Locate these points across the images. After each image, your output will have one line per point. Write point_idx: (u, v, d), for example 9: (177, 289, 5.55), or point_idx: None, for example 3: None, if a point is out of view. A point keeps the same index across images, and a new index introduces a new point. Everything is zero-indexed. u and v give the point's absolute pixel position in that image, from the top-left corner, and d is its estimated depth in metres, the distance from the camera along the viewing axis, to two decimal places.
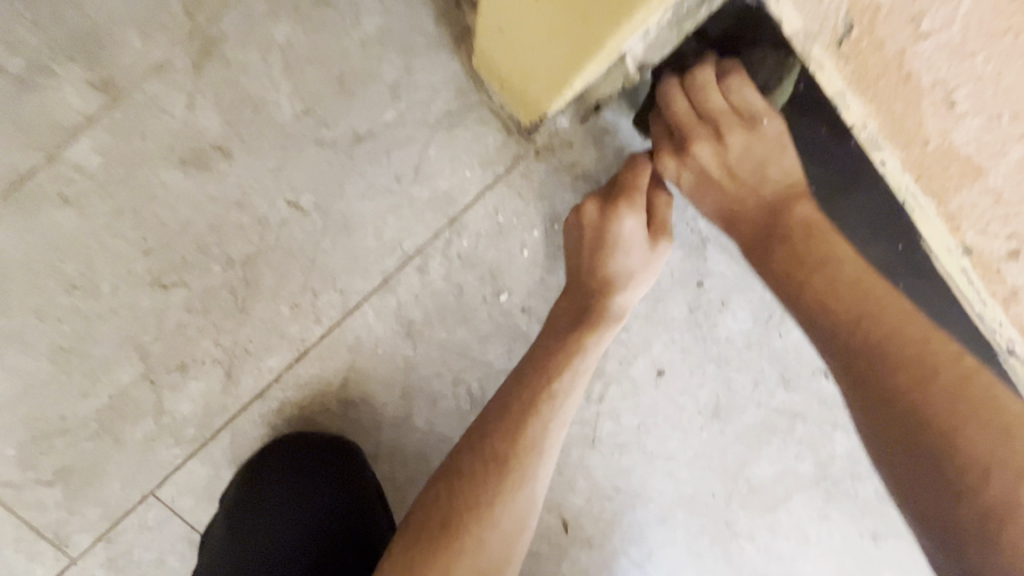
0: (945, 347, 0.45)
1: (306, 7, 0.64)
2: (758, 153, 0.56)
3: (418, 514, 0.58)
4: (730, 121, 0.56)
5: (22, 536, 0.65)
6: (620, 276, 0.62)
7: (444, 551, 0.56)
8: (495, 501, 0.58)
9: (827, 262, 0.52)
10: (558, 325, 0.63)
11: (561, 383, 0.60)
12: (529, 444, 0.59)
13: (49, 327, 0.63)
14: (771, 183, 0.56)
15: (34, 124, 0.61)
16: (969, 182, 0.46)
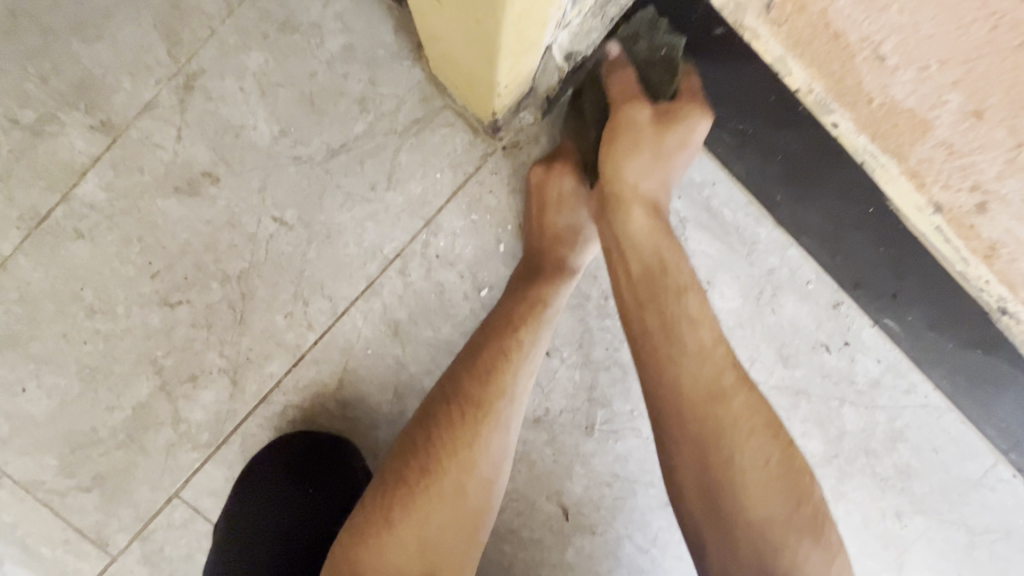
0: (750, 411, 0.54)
1: (274, 35, 0.68)
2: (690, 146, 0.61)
3: (396, 461, 0.59)
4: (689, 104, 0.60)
5: (69, 537, 0.73)
6: (570, 238, 0.67)
7: (421, 493, 0.57)
8: (472, 446, 0.58)
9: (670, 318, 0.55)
10: (520, 280, 0.66)
11: (528, 335, 0.63)
12: (500, 391, 0.60)
13: (76, 348, 0.71)
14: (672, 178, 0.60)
15: (48, 168, 0.69)
16: (921, 137, 0.44)
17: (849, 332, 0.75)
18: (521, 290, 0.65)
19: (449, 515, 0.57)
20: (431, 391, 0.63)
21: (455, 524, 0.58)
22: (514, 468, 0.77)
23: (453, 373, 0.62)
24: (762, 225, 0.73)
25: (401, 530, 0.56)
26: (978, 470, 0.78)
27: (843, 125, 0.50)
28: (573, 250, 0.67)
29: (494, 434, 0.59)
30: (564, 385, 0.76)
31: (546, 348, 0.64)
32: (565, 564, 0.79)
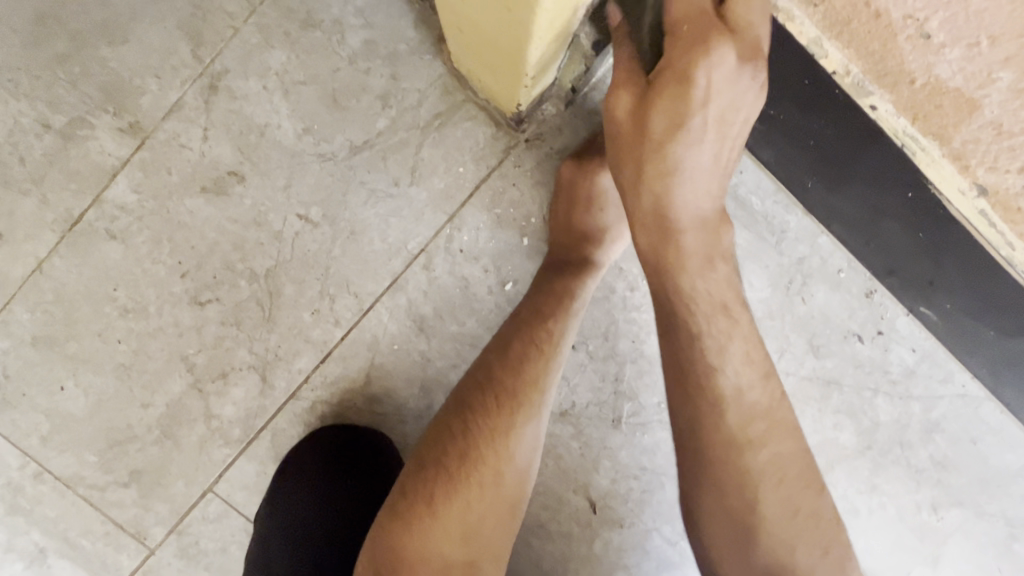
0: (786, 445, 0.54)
1: (296, 32, 0.68)
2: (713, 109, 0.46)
3: (432, 450, 0.59)
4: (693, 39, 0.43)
5: (109, 530, 0.75)
6: (599, 231, 0.66)
7: (462, 482, 0.57)
8: (506, 436, 0.58)
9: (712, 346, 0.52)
10: (548, 272, 0.66)
11: (558, 326, 0.62)
12: (532, 382, 0.60)
13: (111, 347, 0.72)
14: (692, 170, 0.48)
15: (79, 171, 0.70)
16: (966, 117, 0.43)
17: (883, 322, 0.73)
18: (550, 280, 0.65)
19: (487, 504, 0.57)
20: (462, 380, 0.63)
21: (495, 513, 0.58)
22: (541, 462, 0.77)
23: (485, 362, 0.62)
24: (792, 213, 0.71)
25: (445, 518, 0.56)
26: (1018, 461, 0.76)
27: (883, 107, 0.49)
28: (598, 246, 0.66)
29: (528, 423, 0.59)
30: (590, 378, 0.75)
31: (574, 339, 0.64)
32: (593, 557, 0.78)
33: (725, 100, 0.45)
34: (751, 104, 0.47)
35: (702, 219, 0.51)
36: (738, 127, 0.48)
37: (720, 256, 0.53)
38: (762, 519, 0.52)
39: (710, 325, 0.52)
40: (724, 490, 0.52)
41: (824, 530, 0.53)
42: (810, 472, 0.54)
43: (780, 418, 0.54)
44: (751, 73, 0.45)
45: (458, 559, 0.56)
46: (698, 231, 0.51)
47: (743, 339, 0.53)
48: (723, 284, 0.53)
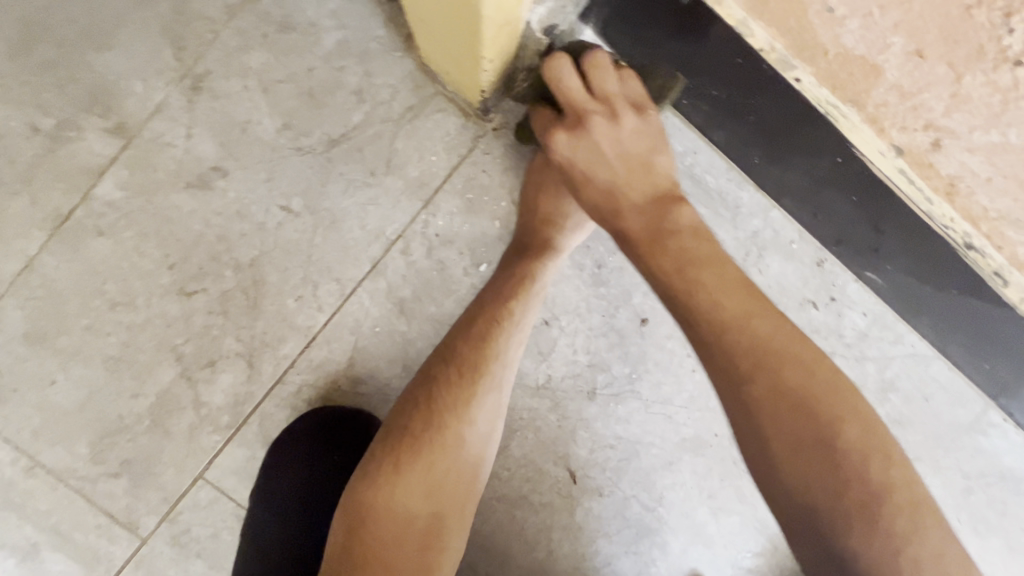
0: (794, 346, 0.52)
1: (273, 34, 0.73)
2: (584, 150, 0.59)
3: (400, 417, 0.62)
4: (550, 126, 0.61)
5: (101, 521, 0.77)
6: (559, 215, 0.70)
7: (426, 445, 0.60)
8: (468, 404, 0.62)
9: (690, 254, 0.54)
10: (512, 255, 0.70)
11: (517, 304, 0.66)
12: (492, 355, 0.64)
13: (101, 340, 0.75)
14: (601, 191, 0.58)
15: (67, 171, 0.73)
16: (875, 82, 0.48)
17: (835, 288, 0.78)
18: (513, 263, 0.69)
19: (451, 464, 0.61)
20: (430, 357, 0.67)
21: (457, 474, 0.61)
22: (520, 436, 0.81)
23: (451, 339, 0.66)
24: (743, 189, 0.77)
25: (409, 477, 0.59)
26: (969, 416, 0.81)
27: (806, 79, 0.54)
28: (560, 229, 0.70)
29: (487, 392, 0.63)
30: (564, 352, 0.80)
31: (532, 319, 0.67)
32: (576, 526, 0.82)
33: (589, 150, 0.59)
34: (617, 134, 0.58)
35: (639, 211, 0.56)
36: (621, 154, 0.58)
37: (671, 232, 0.55)
38: (773, 455, 0.50)
39: (673, 290, 0.54)
40: (745, 433, 0.52)
41: (840, 463, 0.48)
42: (822, 399, 0.50)
43: (777, 349, 0.51)
44: (591, 124, 0.58)
45: (422, 510, 0.60)
46: (635, 217, 0.56)
47: (713, 287, 0.52)
48: (682, 252, 0.54)
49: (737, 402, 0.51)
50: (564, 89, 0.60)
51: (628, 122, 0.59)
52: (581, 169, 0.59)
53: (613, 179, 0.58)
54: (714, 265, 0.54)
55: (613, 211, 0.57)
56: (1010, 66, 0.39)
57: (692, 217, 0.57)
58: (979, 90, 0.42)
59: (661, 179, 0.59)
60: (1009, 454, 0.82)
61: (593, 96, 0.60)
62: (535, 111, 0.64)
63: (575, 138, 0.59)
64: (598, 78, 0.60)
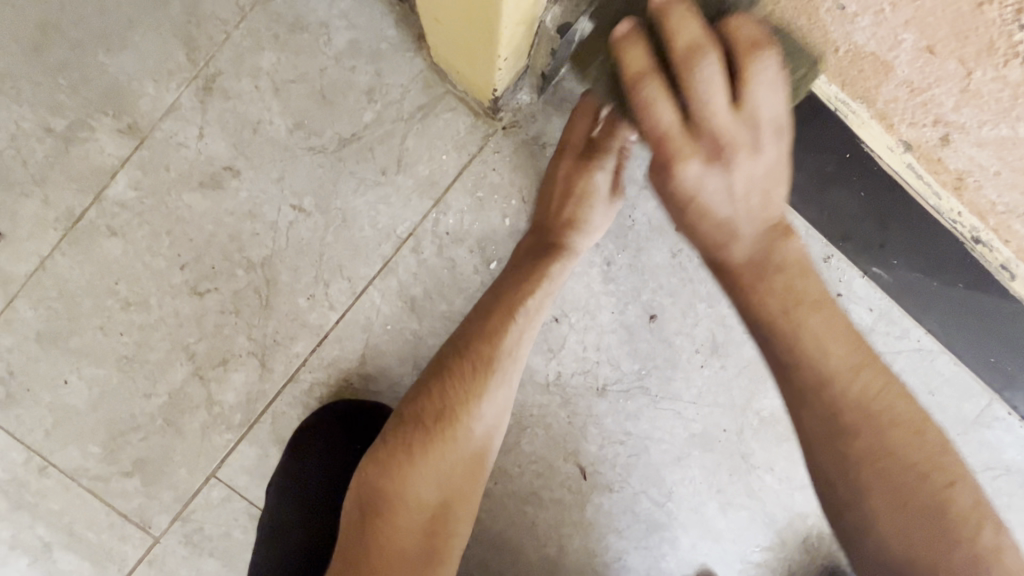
0: (898, 399, 0.48)
1: (284, 34, 0.73)
2: (716, 186, 0.44)
3: (412, 408, 0.63)
4: (677, 139, 0.44)
5: (113, 521, 0.77)
6: (580, 222, 0.70)
7: (436, 436, 0.61)
8: (478, 396, 0.62)
9: (796, 297, 0.47)
10: (528, 251, 0.70)
11: (530, 299, 0.66)
12: (503, 350, 0.64)
13: (113, 340, 0.75)
14: (723, 235, 0.46)
15: (80, 171, 0.73)
16: (885, 78, 0.49)
17: (841, 284, 0.79)
18: (529, 257, 0.69)
19: (460, 455, 0.62)
20: (442, 348, 0.67)
21: (465, 465, 0.62)
22: (531, 432, 0.81)
23: (464, 331, 0.66)
24: None
25: (419, 467, 0.60)
26: (975, 409, 0.81)
27: (816, 75, 0.56)
28: (579, 235, 0.70)
29: (498, 386, 0.63)
30: (574, 349, 0.80)
31: (543, 313, 0.68)
32: (586, 522, 0.82)
33: (731, 190, 0.45)
34: (758, 170, 0.45)
35: (754, 257, 0.47)
36: (756, 189, 0.45)
37: (780, 278, 0.47)
38: (872, 517, 0.47)
39: (776, 338, 0.48)
40: (837, 486, 0.49)
41: (950, 528, 0.45)
42: (925, 457, 0.47)
43: (880, 401, 0.47)
44: (733, 152, 0.44)
45: (431, 500, 0.61)
46: (743, 255, 0.47)
47: (820, 333, 0.47)
48: (789, 297, 0.47)
49: (836, 456, 0.48)
50: (705, 93, 0.43)
51: (772, 154, 0.45)
52: (704, 207, 0.45)
53: (741, 223, 0.46)
54: (820, 308, 0.48)
55: (724, 255, 0.47)
56: (1019, 63, 0.39)
57: (799, 253, 0.49)
58: (989, 86, 0.42)
59: (777, 218, 0.47)
60: (1013, 447, 0.82)
61: (739, 113, 0.43)
62: (649, 99, 0.44)
63: (710, 169, 0.44)
64: (752, 87, 0.43)
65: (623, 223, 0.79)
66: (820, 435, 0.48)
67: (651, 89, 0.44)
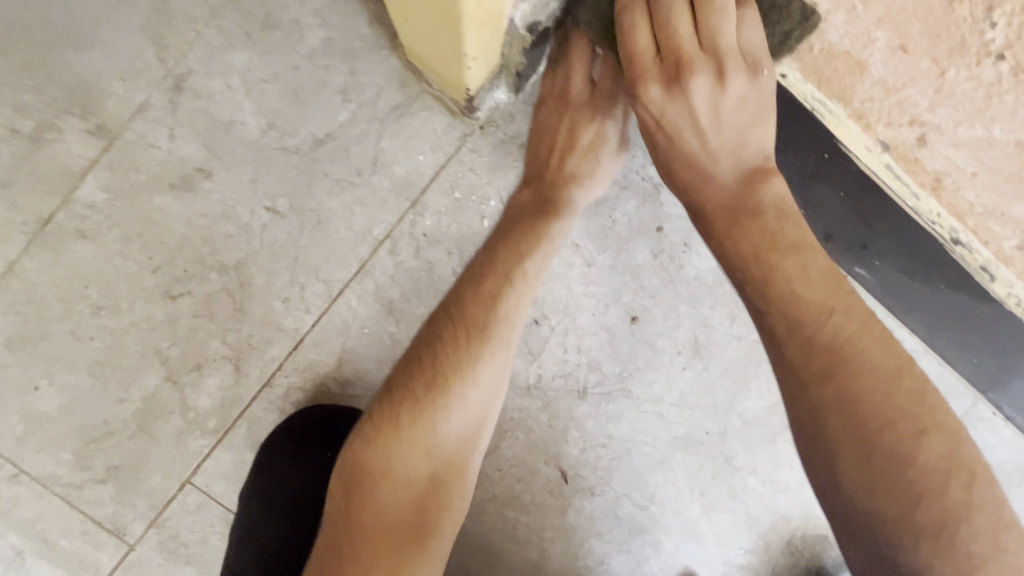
0: (879, 345, 0.46)
1: (256, 33, 0.72)
2: (679, 110, 0.50)
3: (403, 377, 0.59)
4: (646, 64, 0.50)
5: (87, 528, 0.76)
6: (579, 176, 0.67)
7: (428, 407, 0.57)
8: (471, 365, 0.59)
9: (764, 229, 0.48)
10: (523, 211, 0.66)
11: (527, 266, 0.63)
12: (499, 314, 0.60)
13: (84, 345, 0.74)
14: (687, 154, 0.51)
15: (49, 173, 0.72)
16: (860, 77, 0.48)
17: None
18: (524, 218, 0.65)
19: (453, 426, 0.58)
20: (433, 314, 0.63)
21: (459, 437, 0.59)
22: (512, 436, 0.80)
23: (457, 297, 0.62)
24: None
25: (410, 439, 0.57)
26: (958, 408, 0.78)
27: (792, 75, 0.52)
28: (579, 189, 0.68)
29: (494, 355, 0.60)
30: (555, 351, 0.79)
31: (540, 278, 0.64)
32: (568, 526, 0.81)
33: (694, 113, 0.50)
34: (721, 101, 0.49)
35: (724, 184, 0.50)
36: (721, 125, 0.50)
37: (748, 208, 0.49)
38: (833, 464, 0.45)
39: (742, 271, 0.48)
40: (801, 432, 0.47)
41: (915, 479, 0.43)
42: (903, 407, 0.44)
43: (861, 349, 0.45)
44: (692, 80, 0.49)
45: (423, 473, 0.57)
46: (718, 193, 0.50)
47: (794, 275, 0.47)
48: (758, 230, 0.48)
49: (801, 400, 0.46)
50: (667, 28, 0.49)
51: (738, 87, 0.49)
52: (668, 128, 0.51)
53: (703, 142, 0.50)
54: (794, 245, 0.48)
55: (692, 171, 0.51)
56: (993, 61, 0.41)
57: (774, 191, 0.50)
58: (962, 85, 0.43)
59: (752, 154, 0.51)
60: (999, 448, 0.79)
61: (704, 48, 0.49)
62: (630, 23, 0.50)
63: (677, 91, 0.49)
64: (720, 25, 0.48)
65: (604, 224, 0.78)
66: (786, 376, 0.47)
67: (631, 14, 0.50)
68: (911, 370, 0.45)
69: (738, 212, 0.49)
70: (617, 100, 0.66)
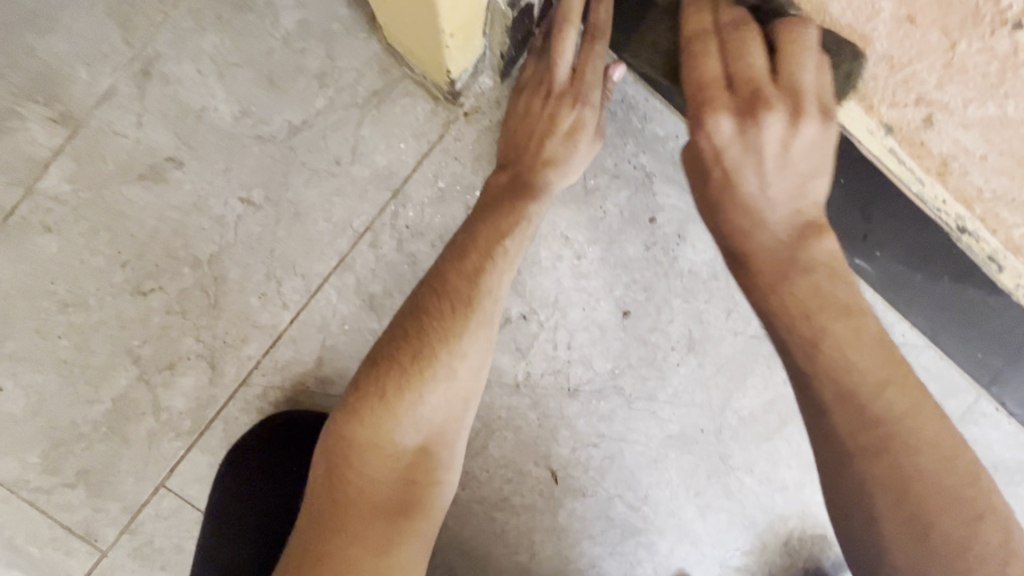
0: (930, 416, 0.45)
1: (228, 15, 0.68)
2: (742, 146, 0.50)
3: (386, 349, 0.56)
4: (716, 97, 0.50)
5: (57, 535, 0.73)
6: (557, 160, 0.64)
7: (413, 379, 0.54)
8: (460, 335, 0.56)
9: (816, 293, 0.48)
10: (507, 186, 0.63)
11: (513, 240, 0.60)
12: (488, 283, 0.58)
13: (51, 343, 0.71)
14: (741, 193, 0.51)
15: (10, 163, 0.69)
16: (864, 54, 0.45)
17: None
18: (509, 190, 0.63)
19: (441, 397, 0.55)
20: (418, 285, 0.59)
21: (447, 411, 0.55)
22: (499, 435, 0.77)
23: (441, 270, 0.59)
24: None
25: (396, 412, 0.53)
26: (960, 406, 0.77)
27: None
28: (558, 174, 0.65)
29: (481, 327, 0.57)
30: (544, 347, 0.76)
31: (526, 248, 0.61)
32: (559, 528, 0.79)
33: (758, 153, 0.50)
34: (786, 145, 0.49)
35: (771, 230, 0.51)
36: (787, 170, 0.50)
37: (799, 263, 0.50)
38: (881, 537, 0.44)
39: (793, 331, 0.49)
40: (848, 500, 0.46)
41: (971, 561, 0.42)
42: (952, 483, 0.44)
43: (913, 421, 0.45)
44: (767, 118, 0.48)
45: (410, 447, 0.54)
46: (767, 246, 0.51)
47: (845, 340, 0.47)
48: (809, 290, 0.49)
49: (849, 467, 0.46)
50: (741, 62, 0.49)
51: (807, 135, 0.49)
52: (727, 164, 0.51)
53: (759, 185, 0.50)
54: (845, 310, 0.48)
55: (741, 213, 0.51)
56: (1008, 29, 0.35)
57: (825, 251, 0.50)
58: (974, 59, 0.38)
59: (807, 204, 0.51)
60: (998, 444, 0.77)
61: (777, 90, 0.48)
62: (701, 55, 0.50)
63: (744, 126, 0.49)
64: (801, 68, 0.47)
65: (595, 215, 0.75)
66: (833, 441, 0.47)
67: (703, 48, 0.50)
68: (962, 445, 0.45)
69: (789, 270, 0.50)
70: (596, 89, 0.64)
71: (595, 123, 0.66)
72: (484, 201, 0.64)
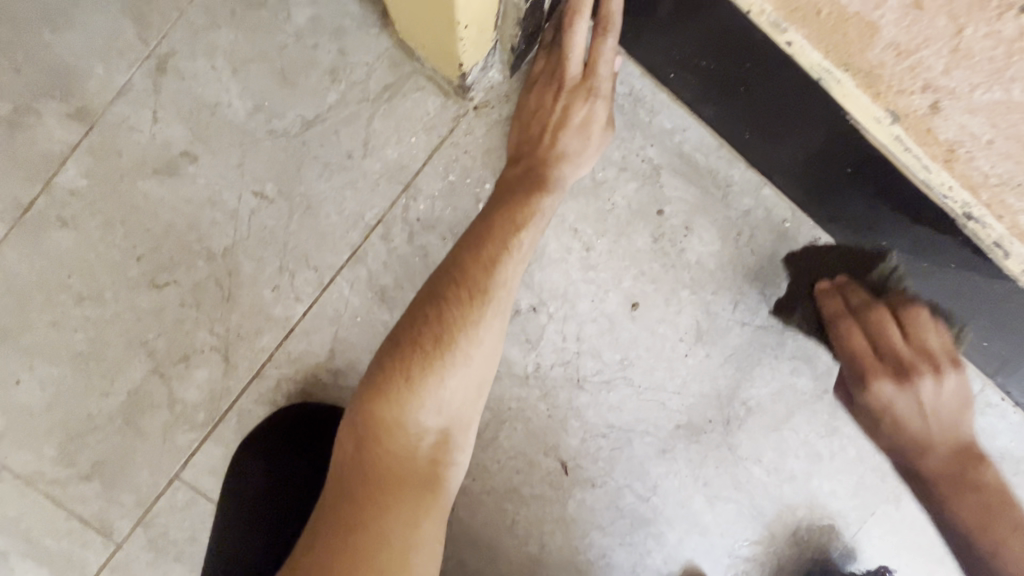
0: None
1: (241, 11, 0.69)
2: (903, 398, 0.70)
3: (408, 333, 0.56)
4: (875, 364, 0.71)
5: (72, 526, 0.73)
6: (568, 154, 0.66)
7: (434, 362, 0.54)
8: (478, 320, 0.56)
9: (979, 495, 0.66)
10: (519, 179, 0.65)
11: (527, 230, 0.61)
12: (504, 271, 0.59)
13: (67, 336, 0.71)
14: (909, 430, 0.70)
15: (27, 158, 0.70)
16: (870, 42, 0.44)
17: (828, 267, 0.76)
18: (520, 182, 0.65)
19: (460, 380, 0.55)
20: (438, 272, 0.60)
21: (465, 394, 0.56)
22: (510, 427, 0.78)
23: (457, 258, 0.60)
24: (734, 167, 0.75)
25: (420, 393, 0.54)
26: None
27: (798, 42, 0.50)
28: (570, 168, 0.66)
29: (498, 314, 0.57)
30: (553, 339, 0.77)
31: (539, 240, 0.63)
32: (568, 518, 0.79)
33: (920, 404, 0.70)
34: (938, 390, 0.70)
35: (942, 461, 0.69)
36: (939, 406, 0.70)
37: (968, 485, 0.67)
38: None
39: (976, 540, 0.64)
40: None
41: None
42: None
43: None
44: (919, 379, 0.70)
45: (432, 428, 0.55)
46: (933, 460, 0.69)
47: (1010, 536, 0.63)
48: (979, 505, 0.66)
49: None
50: (881, 337, 0.71)
51: (950, 381, 0.70)
52: (891, 409, 0.71)
53: (926, 427, 0.70)
54: (1005, 509, 0.65)
55: (925, 446, 0.70)
56: (1015, 14, 0.36)
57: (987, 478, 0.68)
58: (981, 43, 0.39)
59: (965, 437, 0.70)
60: (1003, 433, 0.78)
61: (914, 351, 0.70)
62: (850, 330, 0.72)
63: (908, 385, 0.70)
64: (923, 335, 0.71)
65: (603, 207, 0.76)
66: None
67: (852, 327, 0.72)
68: None
69: (961, 481, 0.68)
70: (606, 81, 0.66)
71: (606, 115, 0.67)
72: (497, 189, 0.65)
